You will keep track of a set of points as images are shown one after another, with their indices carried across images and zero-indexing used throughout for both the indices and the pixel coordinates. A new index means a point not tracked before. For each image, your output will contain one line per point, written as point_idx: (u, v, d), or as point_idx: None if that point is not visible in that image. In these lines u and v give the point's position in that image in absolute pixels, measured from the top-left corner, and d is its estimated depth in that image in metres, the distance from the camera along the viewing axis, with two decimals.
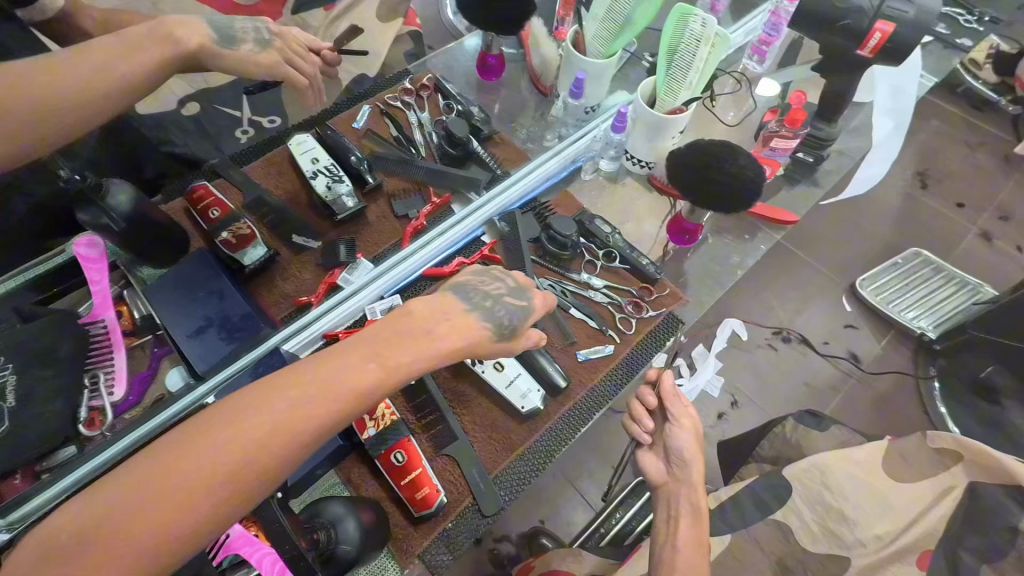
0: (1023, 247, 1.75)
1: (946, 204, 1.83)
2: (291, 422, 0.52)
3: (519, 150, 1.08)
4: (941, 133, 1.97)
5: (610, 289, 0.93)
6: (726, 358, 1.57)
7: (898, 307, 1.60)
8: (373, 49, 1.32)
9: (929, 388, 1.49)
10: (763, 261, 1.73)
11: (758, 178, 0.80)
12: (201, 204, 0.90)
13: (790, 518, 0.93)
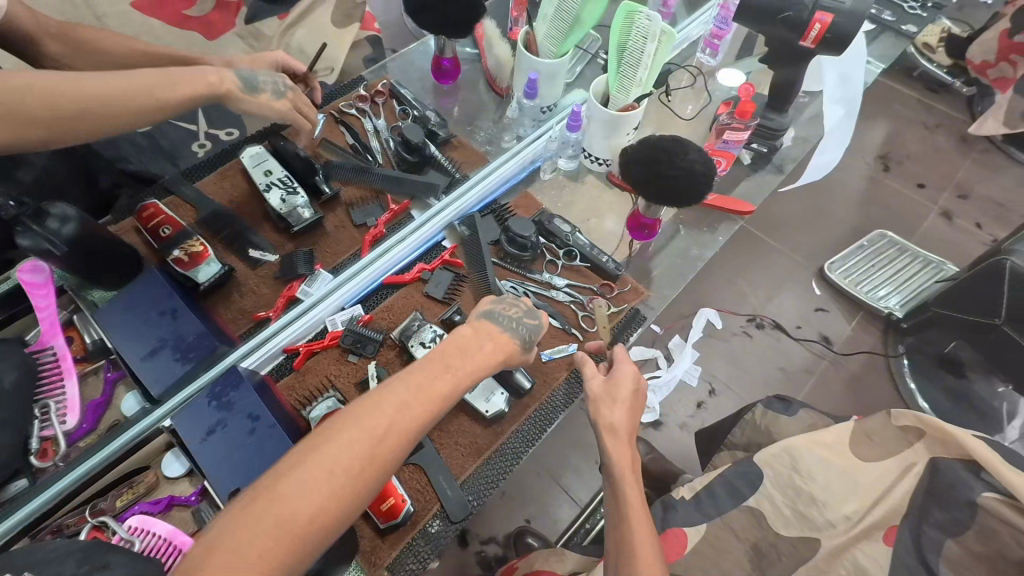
0: (982, 224, 1.80)
1: (907, 185, 1.87)
2: (395, 430, 0.52)
3: (478, 153, 1.08)
4: (899, 117, 2.02)
5: (573, 287, 0.93)
6: (702, 347, 1.59)
7: (864, 289, 1.64)
8: (331, 56, 1.30)
9: (898, 365, 1.53)
10: (733, 250, 1.76)
11: (708, 172, 0.81)
12: (152, 222, 0.88)
13: (764, 504, 0.95)
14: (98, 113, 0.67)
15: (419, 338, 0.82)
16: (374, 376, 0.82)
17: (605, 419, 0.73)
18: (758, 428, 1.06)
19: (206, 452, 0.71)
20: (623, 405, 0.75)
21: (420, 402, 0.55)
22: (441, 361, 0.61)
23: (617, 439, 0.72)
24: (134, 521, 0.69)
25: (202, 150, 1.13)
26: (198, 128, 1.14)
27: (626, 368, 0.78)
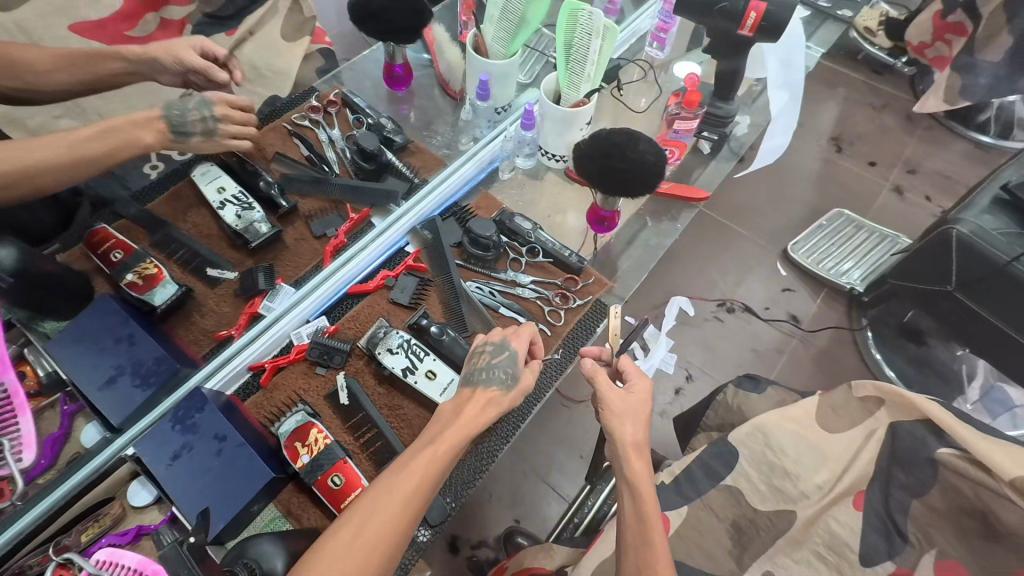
0: (931, 197, 1.87)
1: (859, 164, 1.94)
2: (392, 515, 0.54)
3: (436, 157, 1.08)
4: (848, 99, 2.10)
5: (538, 284, 0.93)
6: (676, 335, 1.62)
7: (825, 267, 1.69)
8: (282, 69, 1.28)
9: (864, 338, 1.58)
10: (700, 238, 1.79)
11: (658, 162, 0.83)
12: (102, 247, 0.85)
13: (741, 482, 0.96)
14: (67, 181, 0.76)
15: (386, 344, 0.81)
16: (344, 387, 0.81)
17: (621, 433, 0.75)
18: (731, 408, 1.09)
19: (173, 478, 0.69)
20: (639, 420, 0.77)
21: (411, 489, 0.56)
22: (428, 436, 0.62)
23: (638, 455, 0.74)
24: (101, 555, 0.65)
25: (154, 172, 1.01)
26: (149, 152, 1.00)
27: (638, 376, 0.82)
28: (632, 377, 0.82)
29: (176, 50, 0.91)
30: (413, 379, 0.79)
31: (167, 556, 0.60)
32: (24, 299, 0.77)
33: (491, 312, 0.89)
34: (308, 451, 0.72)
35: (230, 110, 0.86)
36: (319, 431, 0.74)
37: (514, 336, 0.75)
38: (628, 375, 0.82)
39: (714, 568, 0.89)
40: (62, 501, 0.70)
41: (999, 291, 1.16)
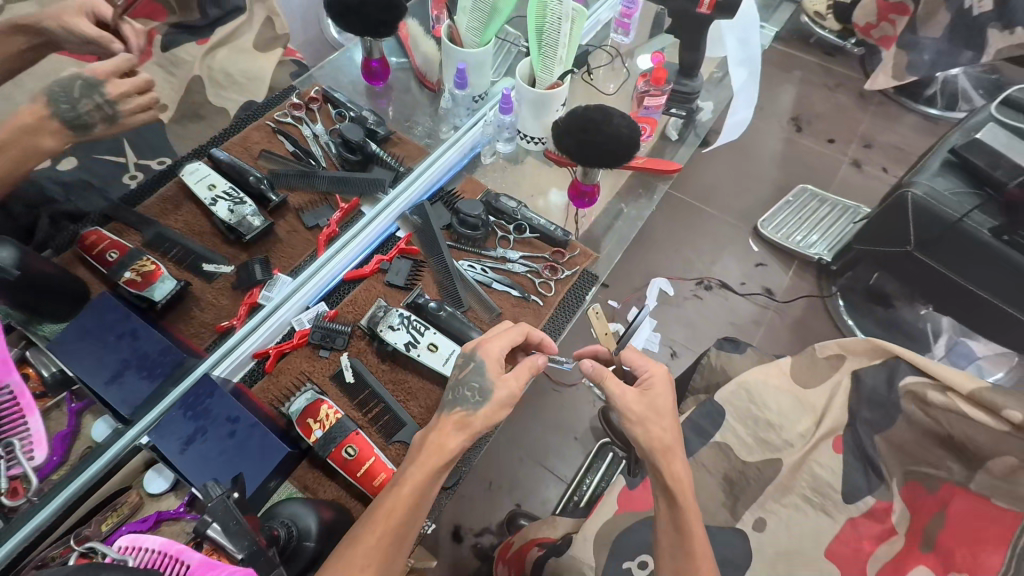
0: (887, 168, 1.98)
1: (819, 142, 2.04)
2: (362, 563, 0.58)
3: (419, 146, 1.12)
4: (803, 81, 2.20)
5: (527, 259, 0.97)
6: (659, 315, 1.68)
7: (794, 240, 1.77)
8: (257, 75, 1.30)
9: (835, 305, 1.67)
10: (673, 221, 1.86)
11: (632, 135, 0.88)
12: (95, 249, 0.86)
13: (729, 438, 1.01)
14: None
15: (387, 322, 0.84)
16: (348, 367, 0.84)
17: (648, 435, 0.75)
18: (715, 370, 1.14)
19: (188, 462, 0.71)
20: (663, 418, 0.77)
21: (380, 536, 0.60)
22: (400, 474, 0.65)
23: (671, 456, 0.74)
24: (124, 541, 0.68)
25: (133, 182, 1.06)
26: (127, 160, 1.06)
27: (653, 368, 0.82)
28: (648, 370, 0.82)
29: (62, 16, 0.77)
30: (416, 353, 0.83)
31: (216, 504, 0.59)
32: (14, 301, 0.76)
33: (483, 288, 0.94)
34: (320, 426, 0.75)
35: (122, 87, 0.77)
36: (329, 407, 0.77)
37: (485, 346, 0.75)
38: (644, 370, 0.82)
39: (709, 519, 0.95)
40: (77, 496, 0.71)
41: (955, 245, 1.23)
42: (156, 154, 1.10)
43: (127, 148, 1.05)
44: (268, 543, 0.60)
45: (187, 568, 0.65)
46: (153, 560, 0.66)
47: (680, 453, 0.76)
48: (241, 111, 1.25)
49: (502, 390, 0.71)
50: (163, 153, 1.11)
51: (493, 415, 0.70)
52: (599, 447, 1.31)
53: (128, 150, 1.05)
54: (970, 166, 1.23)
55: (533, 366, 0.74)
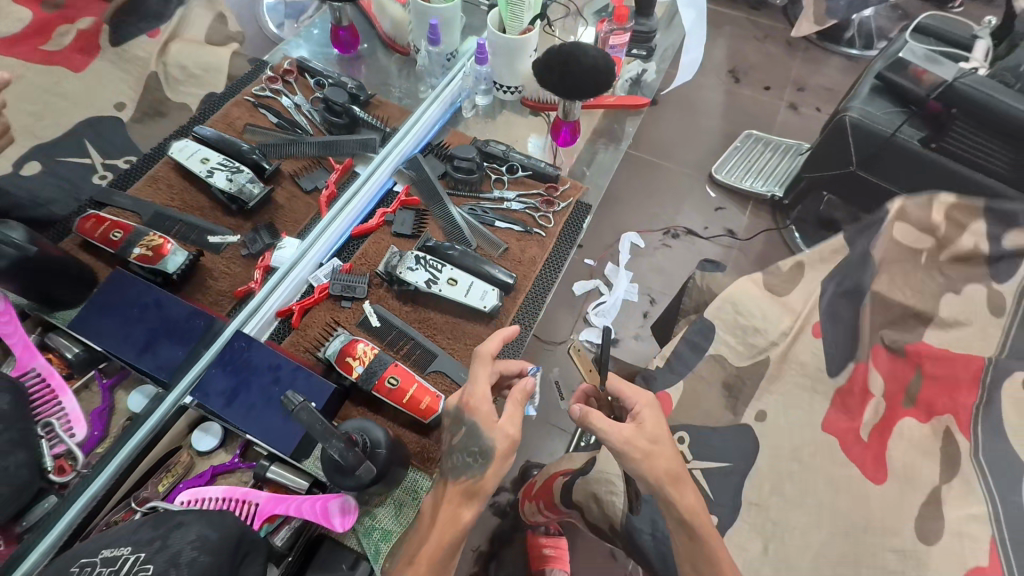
0: (822, 108, 1.89)
1: (756, 91, 1.94)
2: None
3: (399, 107, 1.16)
4: (734, 36, 2.12)
5: (522, 197, 1.04)
6: (635, 268, 1.53)
7: (747, 183, 1.65)
8: (211, 66, 1.19)
9: (791, 236, 1.57)
10: (628, 173, 1.71)
11: (608, 65, 0.94)
12: (98, 231, 0.83)
13: (724, 350, 0.90)
14: None
15: (404, 264, 0.88)
16: (372, 313, 0.88)
17: (656, 469, 0.62)
18: (701, 291, 1.05)
19: (235, 413, 0.74)
20: (668, 446, 0.64)
21: None
22: (407, 554, 0.58)
23: (682, 485, 0.62)
24: (185, 496, 0.70)
25: (105, 181, 0.98)
26: (94, 161, 0.99)
27: (641, 399, 0.68)
28: (634, 398, 0.69)
29: None
30: (437, 288, 0.87)
31: (304, 413, 0.53)
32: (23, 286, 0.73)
33: (487, 227, 0.99)
34: (360, 362, 0.78)
35: None
36: (365, 345, 0.80)
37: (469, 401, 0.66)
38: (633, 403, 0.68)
39: (712, 422, 0.84)
40: (129, 462, 0.71)
41: (895, 162, 1.19)
42: (121, 153, 1.02)
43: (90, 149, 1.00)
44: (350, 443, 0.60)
45: (256, 506, 0.70)
46: (221, 506, 0.70)
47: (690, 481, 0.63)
48: (202, 104, 1.14)
49: (500, 440, 0.62)
50: (129, 150, 1.03)
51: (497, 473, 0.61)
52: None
53: (91, 150, 0.99)
54: (896, 86, 1.18)
55: (524, 395, 0.66)
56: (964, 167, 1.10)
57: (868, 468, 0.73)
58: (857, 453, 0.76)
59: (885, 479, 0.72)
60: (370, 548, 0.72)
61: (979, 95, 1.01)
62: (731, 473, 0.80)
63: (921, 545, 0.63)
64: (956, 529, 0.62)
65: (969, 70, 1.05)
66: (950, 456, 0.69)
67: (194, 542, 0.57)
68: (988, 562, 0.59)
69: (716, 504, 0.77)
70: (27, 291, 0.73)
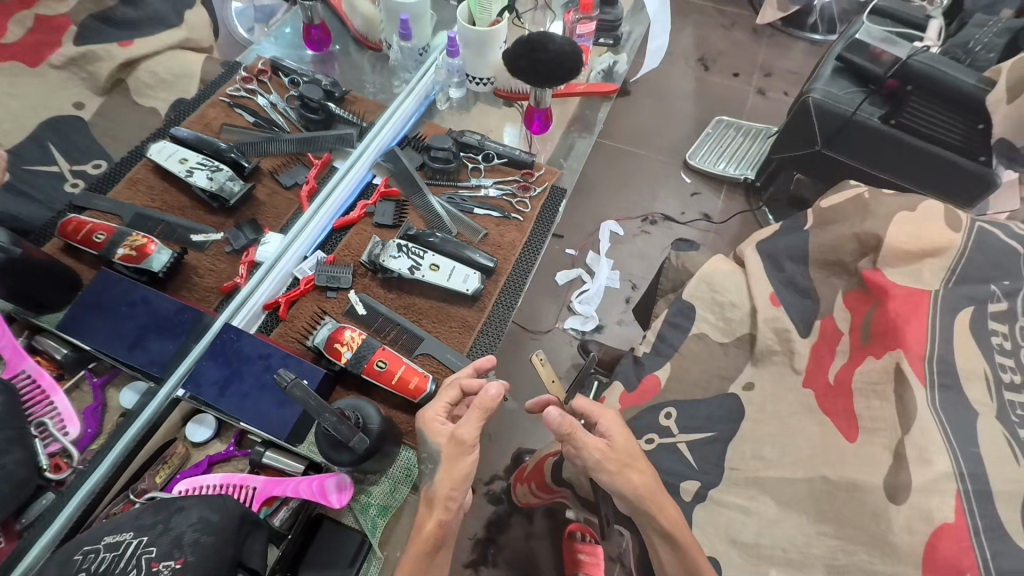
0: (789, 91, 1.95)
1: (725, 77, 1.99)
2: None
3: (374, 102, 1.18)
4: (701, 24, 2.16)
5: (499, 183, 1.08)
6: (615, 255, 1.57)
7: (721, 167, 1.70)
8: (181, 70, 1.16)
9: (764, 215, 1.62)
10: (605, 163, 1.75)
11: (576, 53, 0.97)
12: (80, 233, 0.83)
13: (706, 329, 0.85)
14: None
15: (387, 253, 0.91)
16: (358, 301, 0.90)
17: (631, 486, 0.64)
18: (677, 269, 1.01)
19: (228, 402, 0.77)
20: (639, 460, 0.67)
21: None
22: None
23: (661, 497, 0.64)
24: (182, 485, 0.72)
25: (76, 189, 0.95)
26: (62, 168, 0.96)
27: (607, 416, 0.69)
28: (598, 415, 0.69)
29: None
30: (421, 273, 0.91)
31: (296, 387, 0.57)
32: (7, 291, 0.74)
33: (467, 214, 1.02)
34: (348, 348, 0.81)
35: None
36: (352, 331, 0.82)
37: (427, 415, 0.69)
38: (596, 421, 0.70)
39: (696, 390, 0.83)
40: (124, 455, 0.72)
41: (858, 140, 1.22)
42: (88, 158, 1.00)
43: (56, 156, 0.97)
44: (343, 418, 0.63)
45: (252, 490, 0.72)
46: (219, 492, 0.72)
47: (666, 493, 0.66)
48: (173, 109, 1.12)
49: (442, 442, 0.65)
50: (98, 154, 1.01)
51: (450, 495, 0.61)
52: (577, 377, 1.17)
53: (55, 156, 0.96)
54: (856, 67, 1.20)
55: (488, 403, 0.65)
56: (921, 141, 1.14)
57: (839, 420, 0.69)
58: (835, 402, 0.71)
59: (858, 435, 0.67)
60: (368, 523, 0.76)
61: (936, 72, 1.04)
62: (716, 440, 0.76)
63: (891, 505, 0.59)
64: (925, 487, 0.58)
65: (922, 48, 1.08)
66: (905, 406, 0.64)
67: (195, 524, 0.59)
68: (956, 519, 0.56)
69: (696, 469, 0.74)
70: (11, 294, 0.73)
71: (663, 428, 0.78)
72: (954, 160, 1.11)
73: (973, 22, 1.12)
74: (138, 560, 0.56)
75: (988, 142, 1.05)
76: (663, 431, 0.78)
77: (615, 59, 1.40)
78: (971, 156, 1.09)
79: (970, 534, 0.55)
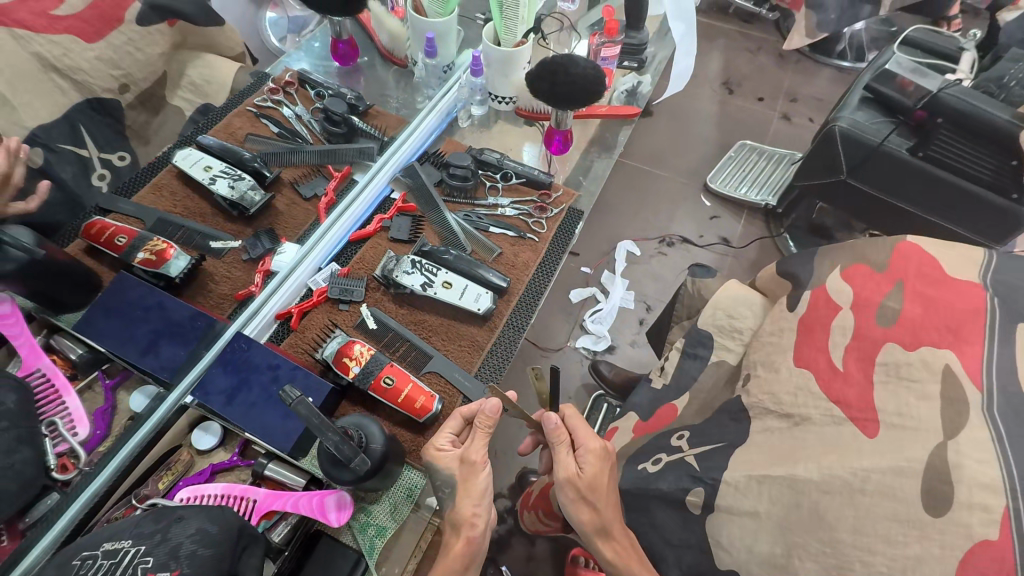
0: (815, 118, 1.92)
1: (749, 101, 1.97)
2: None
3: (396, 117, 1.20)
4: (727, 48, 2.15)
5: (516, 203, 1.09)
6: (630, 275, 1.55)
7: (742, 191, 1.68)
8: (213, 77, 1.19)
9: (784, 242, 1.59)
10: (624, 183, 1.74)
11: (598, 76, 0.97)
12: (103, 236, 0.85)
13: (725, 356, 0.84)
14: None
15: (401, 268, 0.91)
16: (369, 315, 0.91)
17: (579, 519, 0.65)
18: (691, 295, 0.99)
19: (235, 411, 0.78)
20: (603, 497, 0.66)
21: None
22: None
23: (612, 539, 0.65)
24: (185, 493, 0.72)
25: (103, 183, 0.98)
26: (89, 155, 0.98)
27: (590, 447, 0.68)
28: (582, 445, 0.69)
29: None
30: (433, 291, 0.91)
31: (302, 405, 0.56)
32: (30, 289, 0.73)
33: (482, 232, 1.03)
34: (356, 363, 0.81)
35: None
36: (361, 346, 0.82)
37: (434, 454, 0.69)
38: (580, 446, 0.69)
39: None
40: (131, 458, 0.73)
41: (884, 170, 1.19)
42: (113, 147, 1.02)
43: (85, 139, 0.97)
44: (346, 437, 0.63)
45: (251, 503, 0.72)
46: (219, 502, 0.72)
47: (620, 530, 0.66)
48: (198, 114, 1.15)
49: (453, 467, 0.67)
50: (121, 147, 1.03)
51: (470, 508, 0.64)
52: (592, 400, 1.23)
53: (87, 141, 0.96)
54: (884, 98, 1.18)
55: (490, 421, 0.68)
56: (950, 174, 1.10)
57: (853, 408, 0.60)
58: (844, 391, 0.61)
59: (879, 432, 0.56)
60: (366, 543, 0.75)
61: (966, 106, 1.01)
62: (725, 448, 0.70)
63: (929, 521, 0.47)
64: (966, 500, 0.48)
65: (954, 81, 1.05)
66: (952, 409, 0.53)
67: (193, 536, 0.59)
68: (1000, 537, 0.45)
69: (700, 474, 0.69)
70: (34, 295, 0.74)
71: (674, 448, 0.75)
72: (983, 196, 1.08)
73: (1009, 56, 1.08)
74: (134, 569, 0.55)
75: (1021, 179, 1.01)
76: (673, 450, 0.75)
77: (639, 79, 1.39)
78: (1002, 193, 1.06)
79: (1015, 550, 0.45)
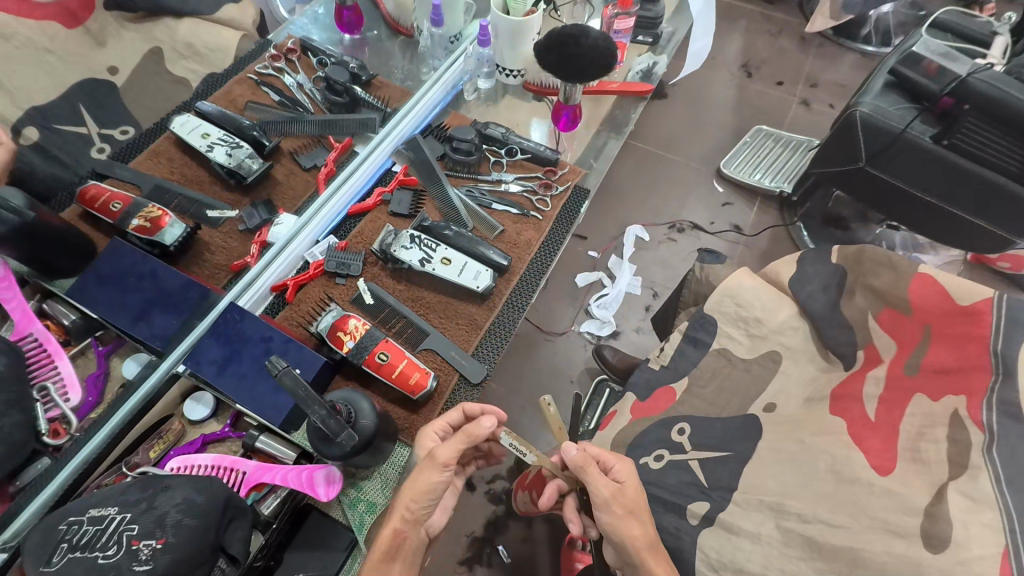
0: (836, 105, 1.86)
1: (768, 86, 1.90)
2: None
3: (401, 89, 1.16)
4: (748, 30, 2.07)
5: (521, 179, 1.06)
6: (637, 260, 1.52)
7: (756, 178, 1.63)
8: (217, 45, 1.16)
9: (797, 230, 1.55)
10: (635, 166, 1.69)
11: (609, 48, 0.93)
12: (97, 203, 0.83)
13: (727, 343, 0.84)
14: None
15: (399, 243, 0.89)
16: (366, 290, 0.89)
17: (631, 535, 0.62)
18: (700, 280, 0.95)
19: (227, 381, 0.77)
20: (642, 513, 0.65)
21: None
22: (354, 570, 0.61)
23: (659, 554, 0.62)
24: (175, 462, 0.72)
25: (103, 155, 0.97)
26: (89, 131, 0.99)
27: (622, 465, 0.68)
28: (612, 464, 0.68)
29: None
30: (431, 267, 0.89)
31: (287, 377, 0.55)
32: (29, 254, 0.73)
33: (484, 208, 1.00)
34: (350, 337, 0.79)
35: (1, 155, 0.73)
36: (356, 320, 0.80)
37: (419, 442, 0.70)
38: (611, 465, 0.69)
39: (716, 410, 0.79)
40: (120, 426, 0.71)
41: (908, 159, 1.13)
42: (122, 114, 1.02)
43: (84, 115, 0.99)
44: (334, 411, 0.62)
45: (241, 476, 0.71)
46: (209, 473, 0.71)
47: (664, 552, 0.64)
48: (203, 82, 1.12)
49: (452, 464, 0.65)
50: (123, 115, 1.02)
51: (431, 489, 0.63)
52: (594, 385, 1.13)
53: (87, 118, 0.99)
54: (910, 82, 1.12)
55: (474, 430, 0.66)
56: (975, 165, 1.06)
57: (873, 452, 0.65)
58: (870, 442, 0.66)
59: (895, 468, 0.63)
60: (355, 519, 0.74)
61: (999, 93, 0.95)
62: (729, 453, 0.74)
63: None
64: (964, 539, 0.53)
65: (985, 66, 0.99)
66: (957, 449, 0.60)
67: (179, 505, 0.58)
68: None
69: (706, 488, 0.72)
70: (28, 260, 0.74)
71: (674, 443, 0.77)
72: (1009, 189, 1.04)
73: None
74: (119, 536, 0.55)
75: None
76: (674, 446, 0.77)
77: (655, 59, 1.34)
78: None
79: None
